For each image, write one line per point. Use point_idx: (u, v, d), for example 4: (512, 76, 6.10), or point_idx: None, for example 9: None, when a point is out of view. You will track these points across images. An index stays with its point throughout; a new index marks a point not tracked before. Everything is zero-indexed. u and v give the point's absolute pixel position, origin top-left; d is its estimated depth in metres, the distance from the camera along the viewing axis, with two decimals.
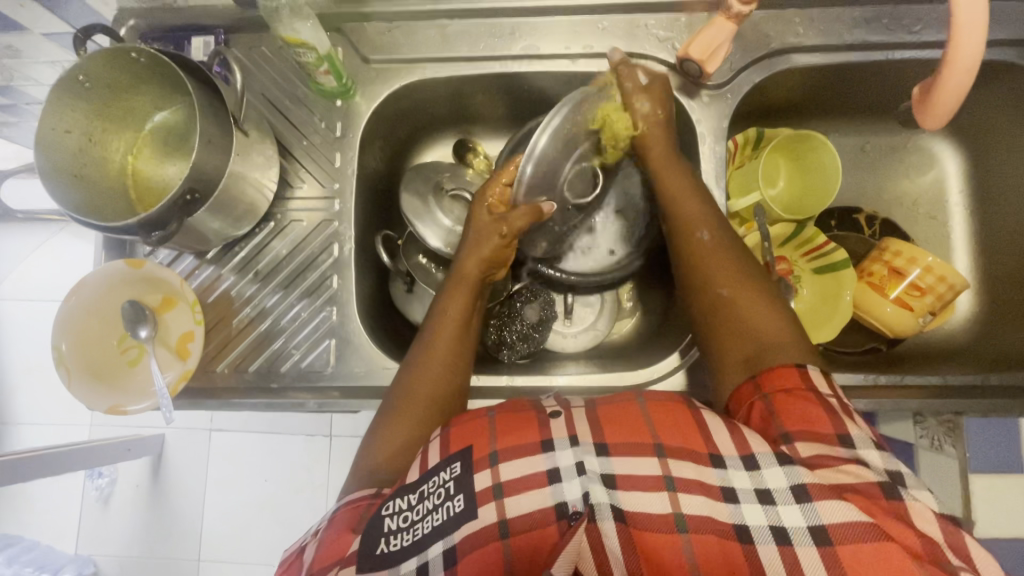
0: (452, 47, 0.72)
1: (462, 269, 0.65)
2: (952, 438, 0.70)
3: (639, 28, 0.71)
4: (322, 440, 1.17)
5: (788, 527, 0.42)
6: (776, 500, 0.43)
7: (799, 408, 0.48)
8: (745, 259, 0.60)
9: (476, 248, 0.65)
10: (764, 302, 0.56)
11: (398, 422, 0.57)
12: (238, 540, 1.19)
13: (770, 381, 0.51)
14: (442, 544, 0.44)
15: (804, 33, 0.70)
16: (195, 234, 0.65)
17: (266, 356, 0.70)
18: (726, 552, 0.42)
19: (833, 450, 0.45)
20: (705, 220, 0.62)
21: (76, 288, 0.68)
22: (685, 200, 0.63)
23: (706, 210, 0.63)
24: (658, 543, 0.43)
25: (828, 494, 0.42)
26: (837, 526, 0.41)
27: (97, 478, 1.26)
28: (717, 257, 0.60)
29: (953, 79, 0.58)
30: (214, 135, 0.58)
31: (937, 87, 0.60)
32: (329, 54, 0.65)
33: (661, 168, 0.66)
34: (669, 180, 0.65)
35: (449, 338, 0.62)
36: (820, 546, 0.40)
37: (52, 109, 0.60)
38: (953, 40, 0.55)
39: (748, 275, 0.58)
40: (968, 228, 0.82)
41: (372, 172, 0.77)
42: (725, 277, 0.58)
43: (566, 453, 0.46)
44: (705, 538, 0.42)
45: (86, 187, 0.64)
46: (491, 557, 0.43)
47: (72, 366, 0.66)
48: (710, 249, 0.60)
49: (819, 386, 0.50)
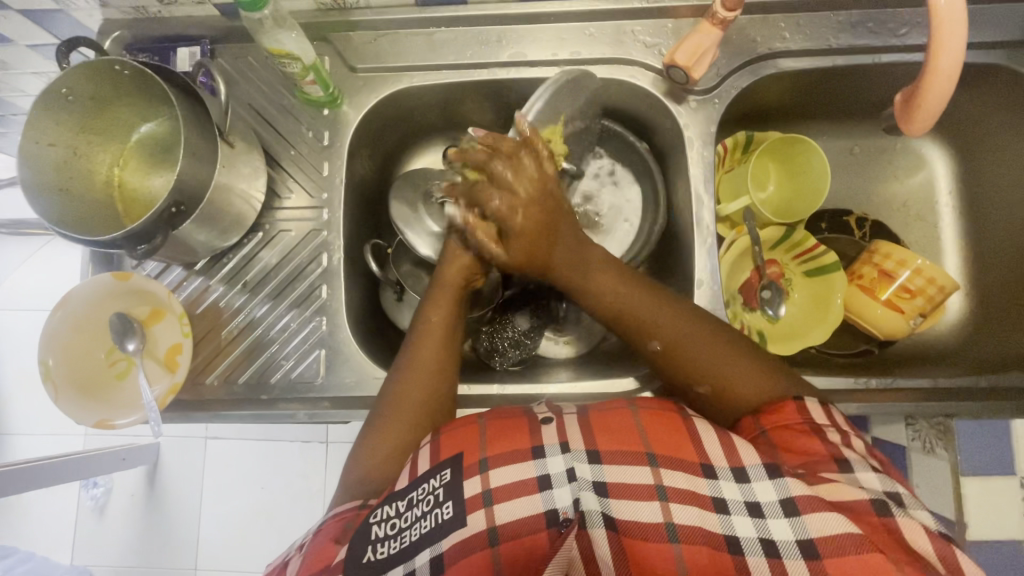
0: (439, 55, 0.72)
1: (444, 277, 0.64)
2: (943, 441, 0.69)
3: (626, 34, 0.71)
4: (318, 447, 1.17)
5: (777, 541, 0.42)
6: (765, 514, 0.43)
7: (797, 441, 0.49)
8: (702, 332, 0.58)
9: (455, 258, 0.64)
10: (729, 355, 0.56)
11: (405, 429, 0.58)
12: (235, 548, 1.19)
13: (769, 416, 0.52)
14: (431, 552, 0.43)
15: (790, 37, 0.70)
16: (181, 246, 0.64)
17: (255, 367, 0.70)
18: (717, 563, 0.42)
19: (831, 475, 0.46)
20: (660, 326, 0.59)
21: (63, 301, 0.67)
22: (627, 305, 0.60)
23: (657, 304, 0.60)
24: (653, 551, 0.43)
25: (818, 506, 0.42)
26: (826, 540, 0.40)
27: (91, 488, 1.26)
28: (680, 352, 0.57)
29: (936, 88, 0.58)
30: (199, 146, 0.58)
31: (919, 95, 0.60)
32: (315, 64, 0.64)
33: (588, 278, 0.62)
34: (610, 289, 0.61)
35: (432, 346, 0.62)
36: (808, 560, 0.40)
37: (36, 123, 0.60)
38: (933, 47, 0.55)
39: (715, 345, 0.57)
40: (958, 229, 0.82)
41: (361, 180, 0.77)
42: (693, 361, 0.57)
43: (556, 460, 0.46)
44: (693, 546, 0.42)
45: (72, 200, 0.64)
46: (482, 564, 0.42)
47: (59, 380, 0.66)
48: (674, 349, 0.57)
49: (816, 416, 0.50)
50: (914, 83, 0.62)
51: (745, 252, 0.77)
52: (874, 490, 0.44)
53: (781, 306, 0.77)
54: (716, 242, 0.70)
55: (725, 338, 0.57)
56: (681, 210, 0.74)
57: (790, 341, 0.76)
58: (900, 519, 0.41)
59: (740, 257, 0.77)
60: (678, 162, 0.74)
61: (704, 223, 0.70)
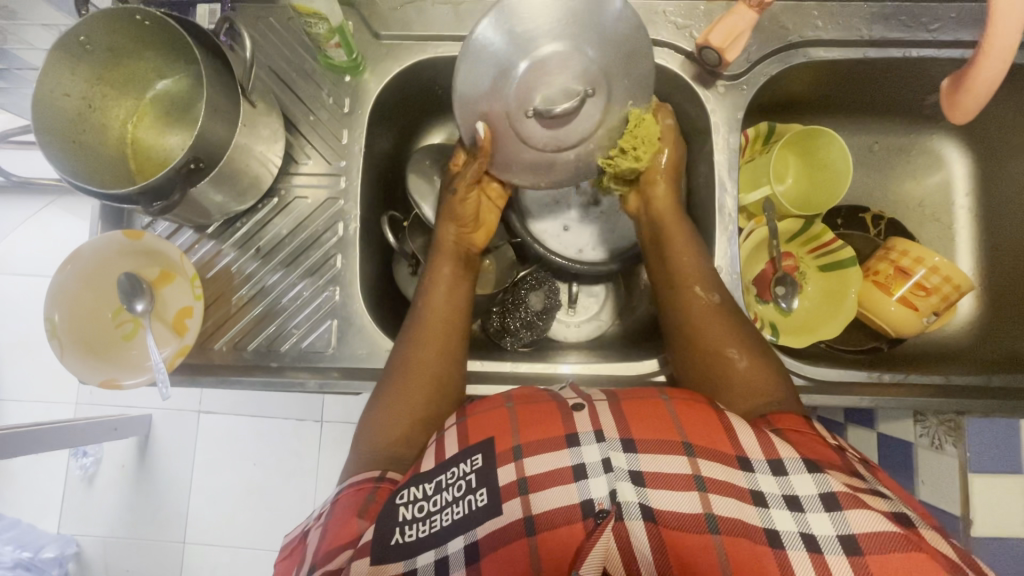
0: (465, 26, 0.70)
1: (439, 240, 0.66)
2: (953, 438, 0.67)
3: (657, 15, 0.70)
4: (312, 425, 1.16)
5: (817, 536, 0.40)
6: (804, 508, 0.41)
7: (809, 445, 0.49)
8: (723, 317, 0.59)
9: (448, 214, 0.66)
10: (743, 343, 0.57)
11: (414, 351, 0.59)
12: (225, 523, 1.17)
13: (776, 421, 0.52)
14: (464, 539, 0.43)
15: (823, 26, 0.69)
16: (198, 207, 0.63)
17: (264, 336, 0.68)
18: (759, 561, 0.40)
19: (855, 479, 0.44)
20: (710, 282, 0.61)
21: (71, 257, 0.66)
22: (678, 251, 0.63)
23: (699, 264, 0.62)
24: (689, 545, 0.41)
25: (858, 504, 0.41)
26: (866, 535, 0.39)
27: (81, 457, 1.24)
28: (706, 315, 0.59)
29: (986, 69, 0.57)
30: (221, 103, 0.56)
31: (970, 78, 0.59)
32: (341, 25, 0.63)
33: (670, 216, 0.65)
34: (674, 237, 0.64)
35: (438, 309, 0.61)
36: (849, 555, 0.39)
37: (53, 70, 0.58)
38: (990, 27, 0.55)
39: (731, 323, 0.59)
40: (973, 230, 0.82)
41: (379, 153, 0.75)
42: (707, 327, 0.58)
43: (592, 449, 0.45)
44: (735, 538, 0.41)
45: (86, 154, 0.62)
46: (517, 554, 0.41)
47: (64, 337, 0.64)
48: (712, 312, 0.59)
49: (825, 434, 0.51)
50: (965, 66, 0.61)
51: (762, 243, 0.76)
52: (890, 498, 0.43)
53: (794, 301, 0.78)
54: (737, 229, 0.70)
55: (742, 329, 0.59)
56: (702, 197, 0.74)
57: (801, 334, 0.75)
58: (920, 527, 0.40)
59: (757, 248, 0.76)
60: (702, 147, 0.74)
61: (727, 209, 0.70)
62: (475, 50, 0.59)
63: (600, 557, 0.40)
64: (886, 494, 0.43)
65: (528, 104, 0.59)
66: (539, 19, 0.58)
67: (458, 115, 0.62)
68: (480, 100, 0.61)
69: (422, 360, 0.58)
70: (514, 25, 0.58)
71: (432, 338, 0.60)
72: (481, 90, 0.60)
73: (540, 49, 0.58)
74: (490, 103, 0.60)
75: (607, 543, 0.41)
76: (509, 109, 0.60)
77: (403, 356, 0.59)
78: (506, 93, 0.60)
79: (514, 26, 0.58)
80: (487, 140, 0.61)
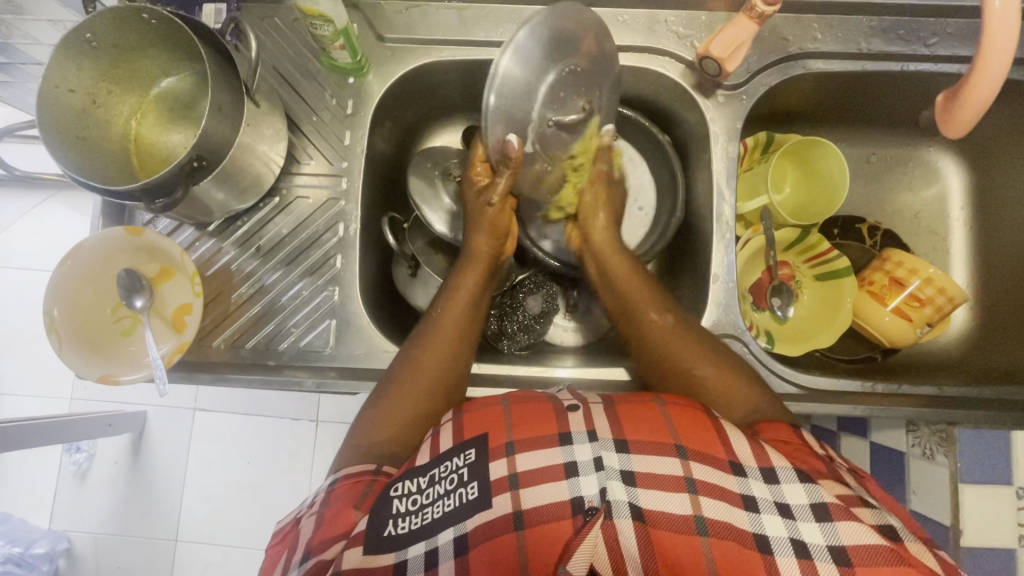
0: (469, 31, 0.71)
1: (472, 249, 0.66)
2: (944, 447, 0.67)
3: (659, 24, 0.71)
4: (308, 425, 1.16)
5: (807, 542, 0.40)
6: (795, 516, 0.42)
7: (797, 455, 0.49)
8: (696, 341, 0.59)
9: (478, 223, 0.66)
10: (716, 359, 0.58)
11: (427, 346, 0.59)
12: (218, 522, 1.17)
13: (765, 431, 0.52)
14: (454, 531, 0.43)
15: (822, 39, 0.70)
16: (199, 204, 0.63)
17: (262, 334, 0.69)
18: (745, 562, 0.40)
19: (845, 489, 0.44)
20: (657, 307, 0.62)
21: (71, 252, 0.66)
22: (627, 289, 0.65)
23: (654, 296, 0.64)
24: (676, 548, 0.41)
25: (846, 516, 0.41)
26: (856, 547, 0.39)
27: (74, 452, 1.24)
28: (673, 335, 0.60)
29: (979, 89, 0.59)
30: (225, 101, 0.57)
31: (963, 94, 0.61)
32: (346, 28, 0.63)
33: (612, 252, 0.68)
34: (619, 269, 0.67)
35: (456, 316, 0.61)
36: (838, 564, 0.39)
37: (57, 67, 0.58)
38: (985, 41, 0.56)
39: (701, 344, 0.59)
40: (968, 243, 0.83)
41: (380, 155, 0.76)
42: (678, 350, 0.59)
43: (584, 448, 0.45)
44: (724, 542, 0.41)
45: (88, 150, 0.63)
46: (505, 551, 0.41)
47: (61, 332, 0.64)
48: (670, 333, 0.60)
49: (813, 442, 0.51)
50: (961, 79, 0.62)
51: (758, 252, 0.77)
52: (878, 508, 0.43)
53: (789, 309, 0.78)
54: (735, 237, 0.70)
55: (714, 349, 0.59)
56: (699, 205, 0.74)
57: (796, 344, 0.76)
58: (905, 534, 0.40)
59: (754, 256, 0.77)
60: (700, 155, 0.74)
61: (724, 217, 0.70)
62: (515, 48, 0.53)
63: (588, 554, 0.41)
64: (874, 504, 0.44)
65: (551, 113, 0.59)
66: (571, 27, 0.57)
67: (488, 103, 0.54)
68: (512, 96, 0.55)
69: (427, 357, 0.58)
70: (510, 88, 0.55)
71: (450, 341, 0.60)
72: (514, 84, 0.55)
73: (563, 63, 0.57)
74: (517, 100, 0.56)
75: (594, 540, 0.41)
76: (538, 126, 0.59)
77: (413, 350, 0.59)
78: (533, 95, 0.57)
79: (527, 51, 0.54)
80: (512, 139, 0.58)
